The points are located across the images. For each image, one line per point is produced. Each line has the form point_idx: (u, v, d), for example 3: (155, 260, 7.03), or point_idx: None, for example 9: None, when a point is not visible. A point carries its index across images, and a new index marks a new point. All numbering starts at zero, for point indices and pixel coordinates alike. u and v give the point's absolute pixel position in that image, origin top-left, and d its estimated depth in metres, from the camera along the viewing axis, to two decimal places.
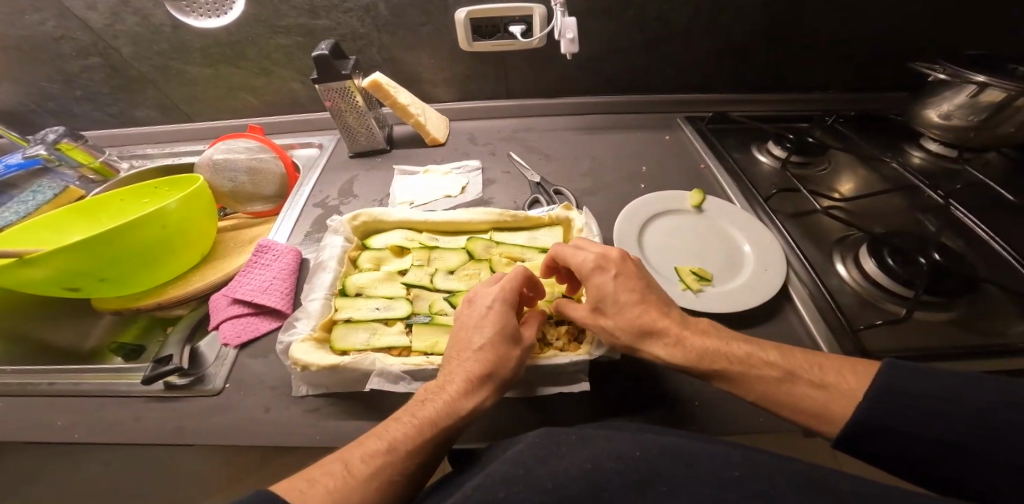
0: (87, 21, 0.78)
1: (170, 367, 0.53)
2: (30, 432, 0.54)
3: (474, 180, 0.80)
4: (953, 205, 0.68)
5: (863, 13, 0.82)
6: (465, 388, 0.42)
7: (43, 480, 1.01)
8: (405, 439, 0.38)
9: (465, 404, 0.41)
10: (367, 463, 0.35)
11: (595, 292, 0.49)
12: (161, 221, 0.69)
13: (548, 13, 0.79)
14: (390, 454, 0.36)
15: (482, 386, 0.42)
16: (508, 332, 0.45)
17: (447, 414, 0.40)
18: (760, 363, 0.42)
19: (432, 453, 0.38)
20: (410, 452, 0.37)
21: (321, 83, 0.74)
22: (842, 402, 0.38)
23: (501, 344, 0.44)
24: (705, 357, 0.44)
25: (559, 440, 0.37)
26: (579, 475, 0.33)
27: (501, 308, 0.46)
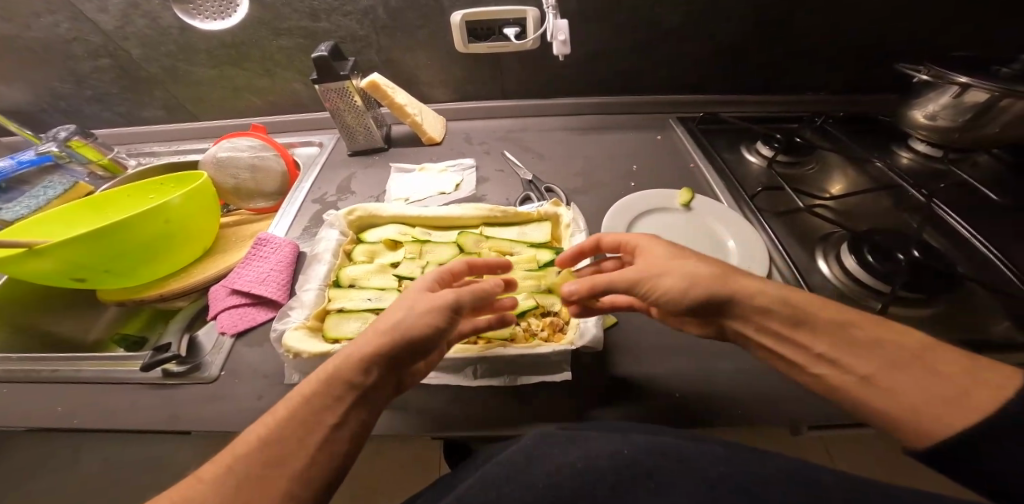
0: (99, 22, 0.82)
1: (167, 356, 0.56)
2: (35, 416, 0.56)
3: (469, 177, 0.82)
4: (937, 204, 0.69)
5: (851, 16, 0.83)
6: (335, 357, 0.40)
7: (47, 470, 1.03)
8: (263, 424, 0.37)
9: (339, 369, 0.39)
10: (216, 461, 0.35)
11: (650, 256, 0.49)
12: (163, 215, 0.71)
13: (541, 15, 0.81)
14: (242, 442, 0.36)
15: (351, 349, 0.40)
16: (407, 297, 0.43)
17: (317, 386, 0.38)
18: (888, 335, 0.37)
19: (287, 430, 0.36)
20: (272, 432, 0.36)
21: (320, 83, 0.76)
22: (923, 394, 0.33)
23: (393, 307, 0.42)
24: (804, 309, 0.41)
25: (549, 442, 0.38)
26: (572, 474, 0.34)
27: (414, 285, 0.45)
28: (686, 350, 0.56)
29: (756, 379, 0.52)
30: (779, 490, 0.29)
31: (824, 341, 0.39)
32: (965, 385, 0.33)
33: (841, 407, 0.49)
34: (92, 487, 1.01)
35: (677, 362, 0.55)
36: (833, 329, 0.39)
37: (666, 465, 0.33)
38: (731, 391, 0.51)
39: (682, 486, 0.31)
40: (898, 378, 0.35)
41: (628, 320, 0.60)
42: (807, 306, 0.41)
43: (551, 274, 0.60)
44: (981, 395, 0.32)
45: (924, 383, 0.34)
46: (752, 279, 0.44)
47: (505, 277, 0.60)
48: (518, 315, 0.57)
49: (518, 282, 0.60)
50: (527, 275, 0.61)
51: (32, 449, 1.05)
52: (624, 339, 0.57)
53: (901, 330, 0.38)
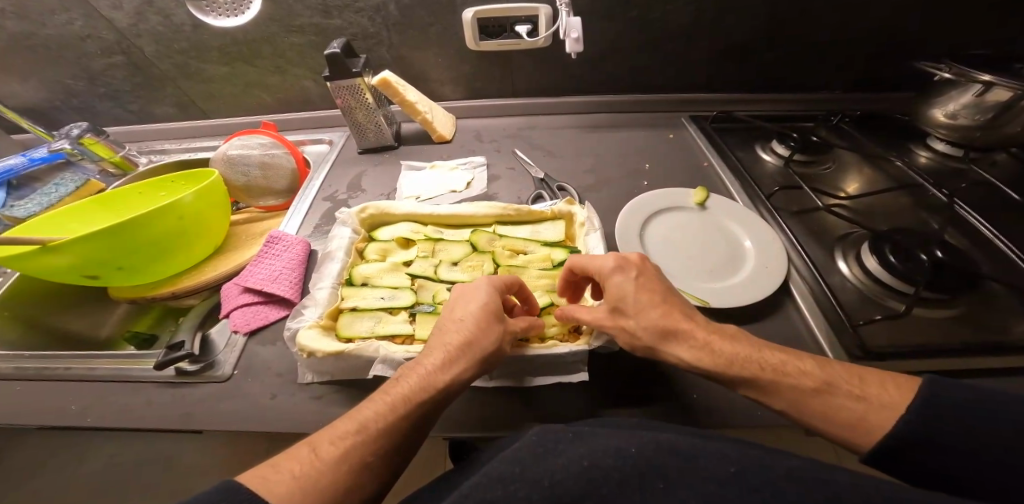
0: (111, 20, 0.82)
1: (181, 354, 0.56)
2: (48, 413, 0.56)
3: (479, 175, 0.82)
4: (958, 203, 0.68)
5: (869, 12, 0.82)
6: (442, 365, 0.42)
7: (57, 466, 1.04)
8: (377, 419, 0.38)
9: (452, 384, 0.42)
10: (337, 445, 0.36)
11: (614, 290, 0.47)
12: (176, 212, 0.71)
13: (553, 13, 0.81)
14: (361, 434, 0.37)
15: (460, 364, 0.43)
16: (490, 316, 0.46)
17: (421, 392, 0.40)
18: (787, 376, 0.40)
19: (405, 430, 0.39)
20: (383, 430, 0.38)
21: (332, 81, 0.76)
22: (876, 421, 0.37)
23: (486, 329, 0.45)
24: (736, 362, 0.42)
25: (553, 437, 0.37)
26: (579, 473, 0.33)
27: (492, 304, 0.47)
28: None
29: None
30: (810, 493, 0.29)
31: (743, 389, 0.42)
32: (863, 408, 0.37)
33: None
34: (101, 483, 1.02)
35: None
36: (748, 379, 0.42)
37: (672, 465, 0.32)
38: (749, 392, 0.51)
39: (691, 488, 0.31)
40: (806, 416, 0.39)
41: None
42: (721, 366, 0.42)
43: None
44: (880, 413, 0.37)
45: (827, 419, 0.38)
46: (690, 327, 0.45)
47: (519, 276, 0.59)
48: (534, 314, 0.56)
49: (532, 281, 0.59)
50: (541, 274, 0.60)
51: (42, 446, 1.06)
52: None
53: (883, 383, 0.39)
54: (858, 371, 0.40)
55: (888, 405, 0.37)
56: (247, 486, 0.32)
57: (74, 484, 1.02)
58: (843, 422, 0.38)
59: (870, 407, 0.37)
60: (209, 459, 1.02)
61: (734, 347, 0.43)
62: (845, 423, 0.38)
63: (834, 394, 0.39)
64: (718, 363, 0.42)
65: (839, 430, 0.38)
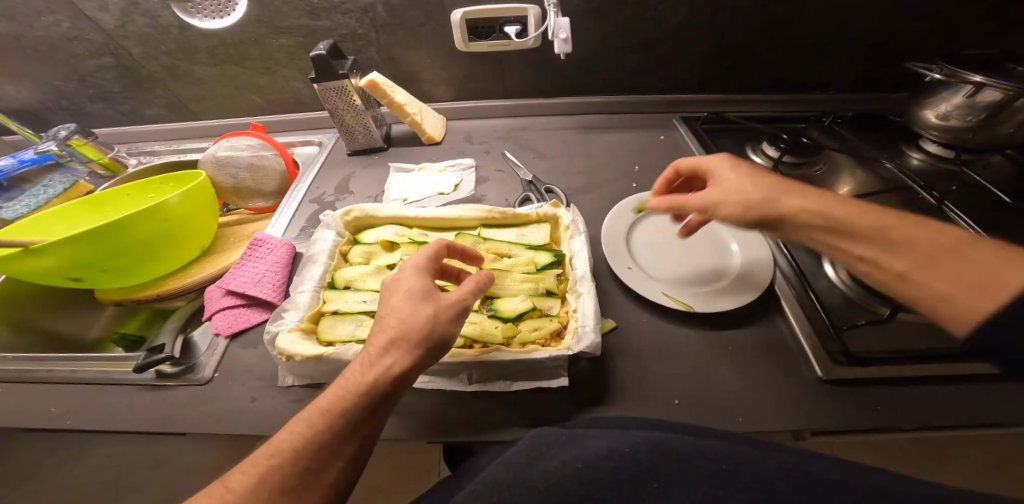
0: (98, 21, 0.82)
1: (161, 356, 0.55)
2: (29, 416, 0.56)
3: (468, 178, 0.81)
4: (948, 206, 0.67)
5: (861, 13, 0.81)
6: (361, 369, 0.41)
7: (50, 469, 1.04)
8: (293, 438, 0.38)
9: (373, 383, 0.40)
10: (250, 473, 0.36)
11: (730, 186, 0.52)
12: (162, 214, 0.71)
13: (542, 13, 0.80)
14: (277, 456, 0.37)
15: (381, 362, 0.41)
16: (408, 304, 0.43)
17: (339, 400, 0.39)
18: (897, 228, 0.43)
19: (328, 441, 0.38)
20: (300, 448, 0.37)
21: (319, 82, 0.76)
22: (1012, 277, 0.36)
23: (408, 320, 0.42)
24: (845, 219, 0.46)
25: (553, 437, 0.36)
26: (573, 475, 0.32)
27: (413, 294, 0.44)
28: (688, 354, 0.54)
29: (759, 385, 0.51)
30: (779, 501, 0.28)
31: (867, 245, 0.44)
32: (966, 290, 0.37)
33: (847, 416, 0.48)
34: (92, 486, 1.01)
35: (679, 369, 0.53)
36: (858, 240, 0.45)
37: (667, 465, 0.32)
38: (733, 396, 0.50)
39: (681, 489, 0.30)
40: (934, 271, 0.40)
41: (628, 325, 0.58)
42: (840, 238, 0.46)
43: (549, 277, 0.59)
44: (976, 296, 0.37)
45: (960, 271, 0.38)
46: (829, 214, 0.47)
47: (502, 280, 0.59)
48: (516, 319, 0.56)
49: (516, 285, 0.59)
50: (524, 278, 0.59)
51: (37, 447, 1.06)
52: (622, 343, 0.56)
53: (1006, 252, 0.38)
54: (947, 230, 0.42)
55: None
56: None
57: (65, 488, 1.02)
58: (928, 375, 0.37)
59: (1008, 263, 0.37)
60: (201, 459, 1.02)
61: (866, 207, 0.47)
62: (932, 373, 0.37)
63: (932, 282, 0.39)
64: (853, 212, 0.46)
65: (965, 290, 0.38)
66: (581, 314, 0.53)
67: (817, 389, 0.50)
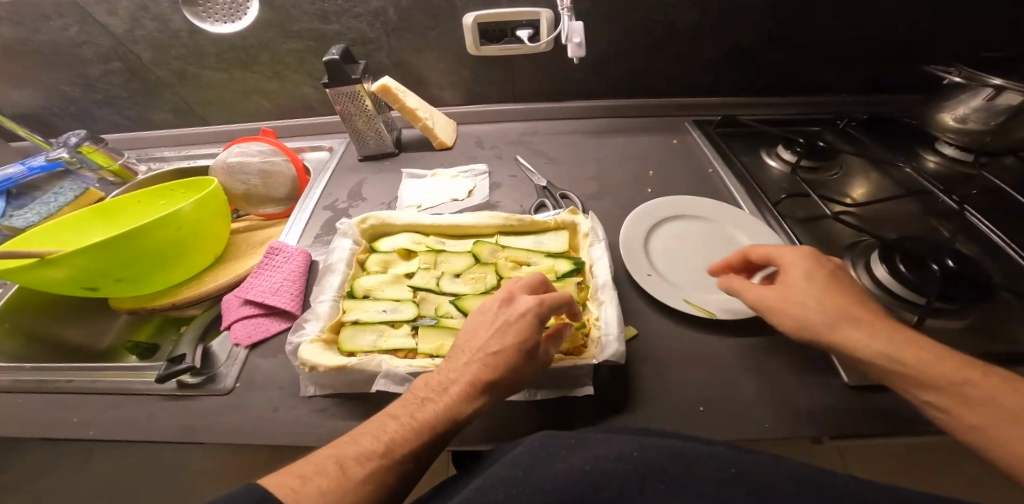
0: (107, 26, 0.81)
1: (183, 367, 0.55)
2: (47, 427, 0.56)
3: (481, 183, 0.81)
4: (968, 210, 0.67)
5: (875, 14, 0.81)
6: (467, 398, 0.41)
7: (61, 477, 1.03)
8: (401, 445, 0.37)
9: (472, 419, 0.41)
10: (365, 467, 0.35)
11: (758, 294, 0.47)
12: (176, 222, 0.70)
13: (555, 16, 0.80)
14: (385, 457, 0.36)
15: (482, 400, 0.42)
16: (523, 352, 0.44)
17: (448, 420, 0.39)
18: (957, 381, 0.37)
19: (426, 458, 0.38)
20: (409, 460, 0.37)
21: (331, 88, 0.75)
22: None
23: (515, 370, 0.43)
24: (877, 362, 0.40)
25: (560, 441, 0.37)
26: (581, 476, 0.33)
27: (531, 340, 0.44)
28: (711, 363, 0.54)
29: (783, 393, 0.50)
30: None
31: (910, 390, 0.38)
32: None
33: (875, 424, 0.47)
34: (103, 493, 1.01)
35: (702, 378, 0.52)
36: (922, 383, 0.38)
37: (671, 467, 0.33)
38: (758, 404, 0.49)
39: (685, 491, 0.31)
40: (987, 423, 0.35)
41: (649, 333, 0.58)
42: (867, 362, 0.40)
43: (570, 286, 0.58)
44: None
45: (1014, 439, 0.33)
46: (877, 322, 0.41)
47: None
48: None
49: None
50: None
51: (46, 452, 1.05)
52: (644, 351, 0.55)
53: None
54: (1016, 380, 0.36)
55: None
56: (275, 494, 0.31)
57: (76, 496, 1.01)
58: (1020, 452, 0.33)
59: None
60: (213, 464, 1.02)
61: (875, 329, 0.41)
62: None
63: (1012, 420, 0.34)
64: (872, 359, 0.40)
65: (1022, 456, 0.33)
66: (604, 323, 0.53)
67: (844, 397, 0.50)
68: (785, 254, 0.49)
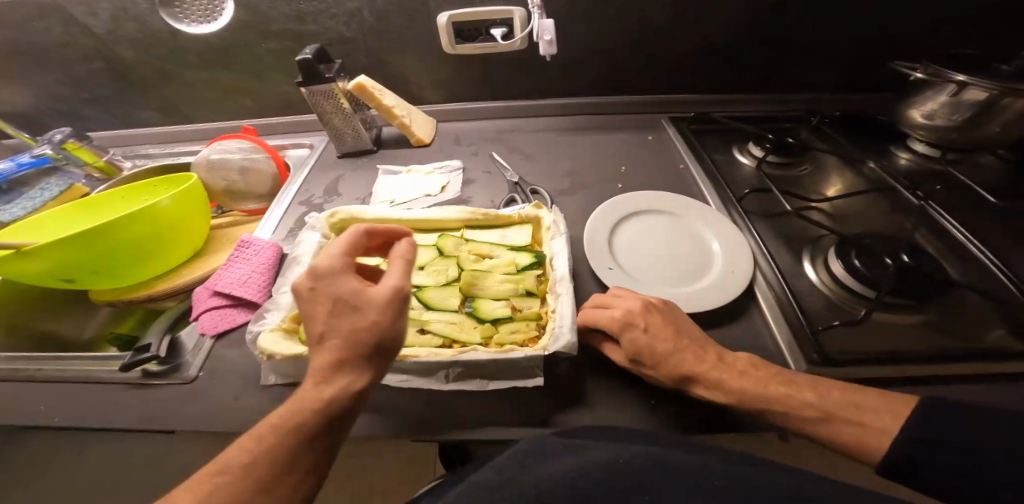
0: (90, 27, 0.83)
1: (146, 356, 0.56)
2: (19, 415, 0.57)
3: (455, 179, 0.82)
4: (931, 206, 0.67)
5: (847, 12, 0.81)
6: (319, 372, 0.39)
7: (47, 472, 1.05)
8: (257, 446, 0.37)
9: (333, 391, 0.38)
10: (216, 477, 0.35)
11: (630, 346, 0.46)
12: (152, 216, 0.72)
13: (527, 15, 0.80)
14: (240, 464, 0.36)
15: (340, 368, 0.39)
16: (342, 311, 0.39)
17: (314, 407, 0.38)
18: (800, 401, 0.42)
19: (291, 447, 0.37)
20: (263, 457, 0.36)
21: (306, 86, 0.77)
22: (874, 440, 0.39)
23: (360, 323, 0.39)
24: (747, 398, 0.43)
25: (553, 447, 0.41)
26: (567, 482, 0.36)
27: (338, 296, 0.40)
28: None
29: None
30: None
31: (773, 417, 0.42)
32: (861, 430, 0.40)
33: None
34: (89, 486, 1.02)
35: None
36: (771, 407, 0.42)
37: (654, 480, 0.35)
38: None
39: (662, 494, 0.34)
40: (832, 427, 0.41)
41: None
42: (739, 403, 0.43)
43: (529, 278, 0.59)
44: (876, 435, 0.39)
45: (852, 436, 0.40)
46: (715, 364, 0.45)
47: (482, 280, 0.59)
48: (495, 321, 0.56)
49: (497, 286, 0.59)
50: (505, 279, 0.59)
51: (34, 444, 1.07)
52: None
53: (884, 396, 0.42)
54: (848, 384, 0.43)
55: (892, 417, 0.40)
56: None
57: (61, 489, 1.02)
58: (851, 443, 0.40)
59: (883, 417, 0.40)
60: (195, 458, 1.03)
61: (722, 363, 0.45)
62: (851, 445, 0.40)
63: (833, 421, 0.41)
64: (741, 392, 0.43)
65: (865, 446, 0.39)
66: (558, 314, 0.54)
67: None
68: (606, 316, 0.49)
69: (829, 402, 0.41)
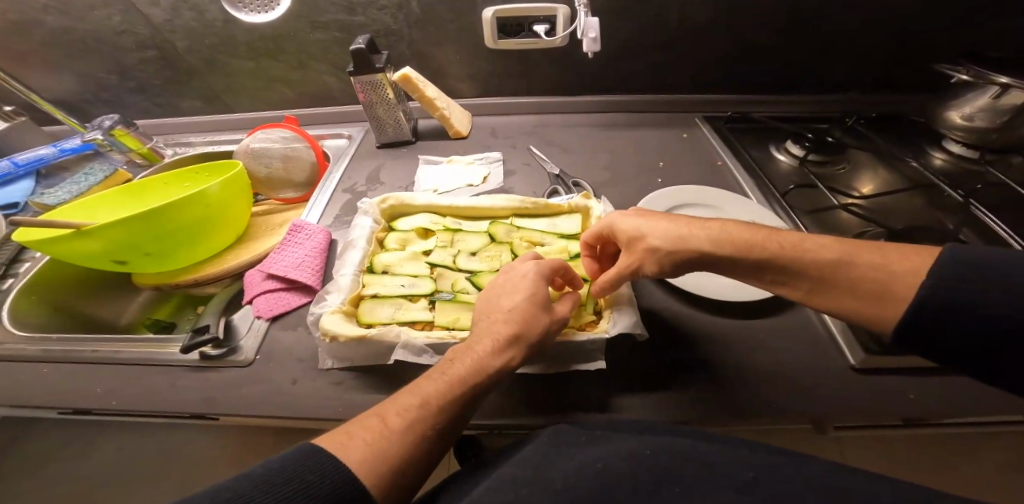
0: (147, 15, 0.85)
1: (206, 338, 0.55)
2: (69, 396, 0.56)
3: (495, 170, 0.83)
4: (974, 204, 0.68)
5: (885, 15, 0.83)
6: (494, 351, 0.43)
7: (60, 463, 1.02)
8: (437, 394, 0.39)
9: (500, 371, 0.43)
10: (403, 415, 0.37)
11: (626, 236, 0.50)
12: (203, 200, 0.73)
13: (572, 12, 0.82)
14: (424, 407, 0.38)
15: (511, 353, 0.44)
16: (530, 308, 0.46)
17: (473, 379, 0.41)
18: (809, 249, 0.42)
19: (461, 407, 0.39)
20: (442, 405, 0.38)
21: (356, 76, 0.78)
22: (901, 289, 0.37)
23: (537, 323, 0.46)
24: (790, 256, 0.42)
25: (567, 442, 0.41)
26: (592, 474, 0.36)
27: (538, 293, 0.47)
28: (722, 343, 0.55)
29: (792, 372, 0.51)
30: None
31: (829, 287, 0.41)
32: (884, 277, 0.38)
33: (884, 406, 0.48)
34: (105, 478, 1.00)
35: (715, 359, 0.53)
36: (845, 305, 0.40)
37: (678, 468, 0.36)
38: (767, 381, 0.51)
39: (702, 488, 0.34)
40: (850, 281, 0.39)
41: (660, 316, 0.59)
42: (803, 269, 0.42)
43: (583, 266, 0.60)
44: (900, 278, 0.37)
45: (870, 291, 0.38)
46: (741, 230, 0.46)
47: None
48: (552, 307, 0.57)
49: None
50: None
51: (49, 437, 1.04)
52: (658, 333, 0.56)
53: (904, 252, 0.39)
54: (878, 245, 0.40)
55: (911, 270, 0.37)
56: (325, 446, 0.33)
57: (74, 481, 0.99)
58: (871, 295, 0.38)
59: (894, 270, 0.37)
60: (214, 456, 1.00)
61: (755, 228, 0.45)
62: (872, 294, 0.38)
63: (857, 262, 0.39)
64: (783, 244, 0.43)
65: (871, 305, 0.38)
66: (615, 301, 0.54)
67: (854, 380, 0.50)
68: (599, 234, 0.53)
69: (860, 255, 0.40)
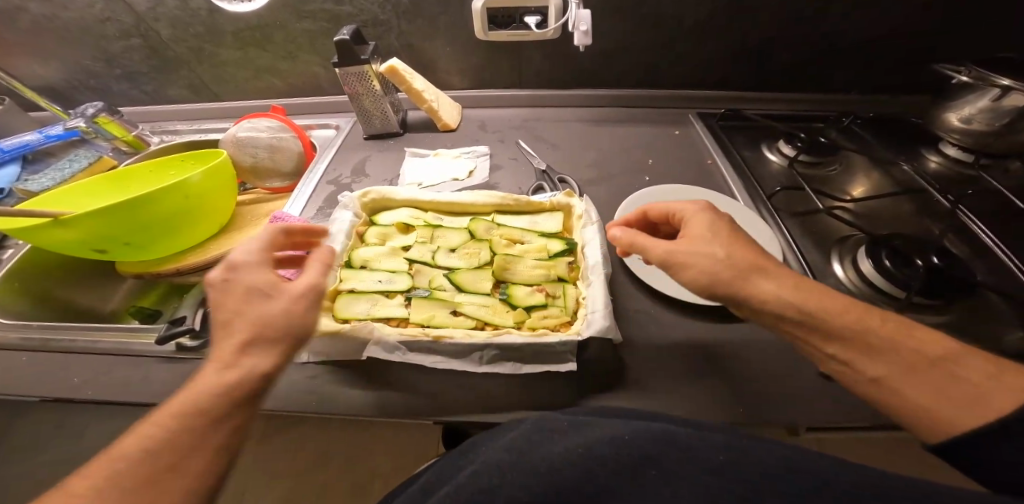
0: (131, 4, 0.84)
1: (182, 329, 0.55)
2: (46, 386, 0.56)
3: (482, 164, 0.82)
4: (962, 211, 0.67)
5: (887, 13, 0.80)
6: (215, 362, 0.36)
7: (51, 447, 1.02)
8: (164, 430, 0.33)
9: (246, 375, 0.36)
10: (115, 463, 0.32)
11: (698, 226, 0.46)
12: (182, 190, 0.72)
13: (564, 5, 0.80)
14: (156, 444, 0.32)
15: (242, 355, 0.37)
16: (235, 301, 0.39)
17: (214, 398, 0.34)
18: (908, 337, 0.36)
19: (206, 433, 0.34)
20: (159, 442, 0.33)
21: (341, 67, 0.77)
22: (996, 403, 0.31)
23: (262, 309, 0.39)
24: (865, 330, 0.37)
25: (555, 427, 0.34)
26: (572, 460, 0.29)
27: (247, 281, 0.40)
28: (698, 345, 0.54)
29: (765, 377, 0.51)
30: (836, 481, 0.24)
31: (878, 364, 0.36)
32: (983, 389, 0.32)
33: (854, 414, 0.48)
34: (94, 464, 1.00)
35: (690, 362, 0.53)
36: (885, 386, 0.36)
37: (669, 450, 0.27)
38: (740, 386, 0.50)
39: (684, 477, 0.26)
40: (918, 376, 0.35)
41: (637, 317, 0.58)
42: (880, 344, 0.36)
43: (561, 265, 0.59)
44: (1011, 396, 0.31)
45: (943, 387, 0.33)
46: (824, 292, 0.40)
47: (514, 265, 0.59)
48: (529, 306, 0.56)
49: (527, 271, 0.59)
50: (536, 264, 0.59)
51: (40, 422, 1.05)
52: (634, 335, 0.56)
53: (1021, 374, 0.33)
54: (988, 356, 0.35)
55: (1021, 391, 0.31)
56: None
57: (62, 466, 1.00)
58: (955, 399, 0.33)
59: (1004, 386, 0.32)
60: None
61: (848, 303, 0.40)
62: (958, 400, 0.33)
63: (958, 369, 0.34)
64: (859, 317, 0.38)
65: (946, 405, 0.33)
66: (589, 302, 0.54)
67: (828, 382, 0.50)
68: (681, 208, 0.50)
69: (970, 362, 0.34)
